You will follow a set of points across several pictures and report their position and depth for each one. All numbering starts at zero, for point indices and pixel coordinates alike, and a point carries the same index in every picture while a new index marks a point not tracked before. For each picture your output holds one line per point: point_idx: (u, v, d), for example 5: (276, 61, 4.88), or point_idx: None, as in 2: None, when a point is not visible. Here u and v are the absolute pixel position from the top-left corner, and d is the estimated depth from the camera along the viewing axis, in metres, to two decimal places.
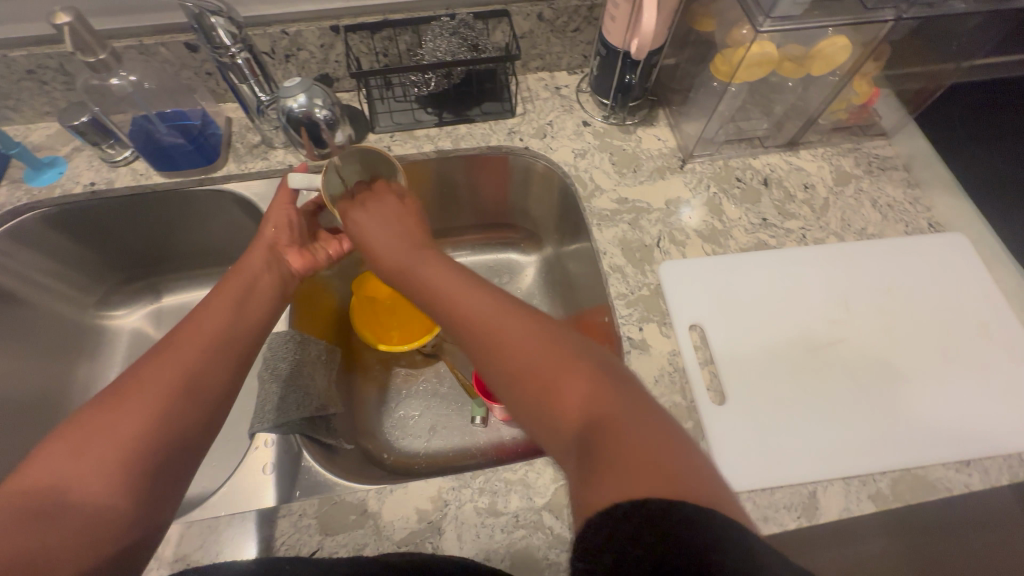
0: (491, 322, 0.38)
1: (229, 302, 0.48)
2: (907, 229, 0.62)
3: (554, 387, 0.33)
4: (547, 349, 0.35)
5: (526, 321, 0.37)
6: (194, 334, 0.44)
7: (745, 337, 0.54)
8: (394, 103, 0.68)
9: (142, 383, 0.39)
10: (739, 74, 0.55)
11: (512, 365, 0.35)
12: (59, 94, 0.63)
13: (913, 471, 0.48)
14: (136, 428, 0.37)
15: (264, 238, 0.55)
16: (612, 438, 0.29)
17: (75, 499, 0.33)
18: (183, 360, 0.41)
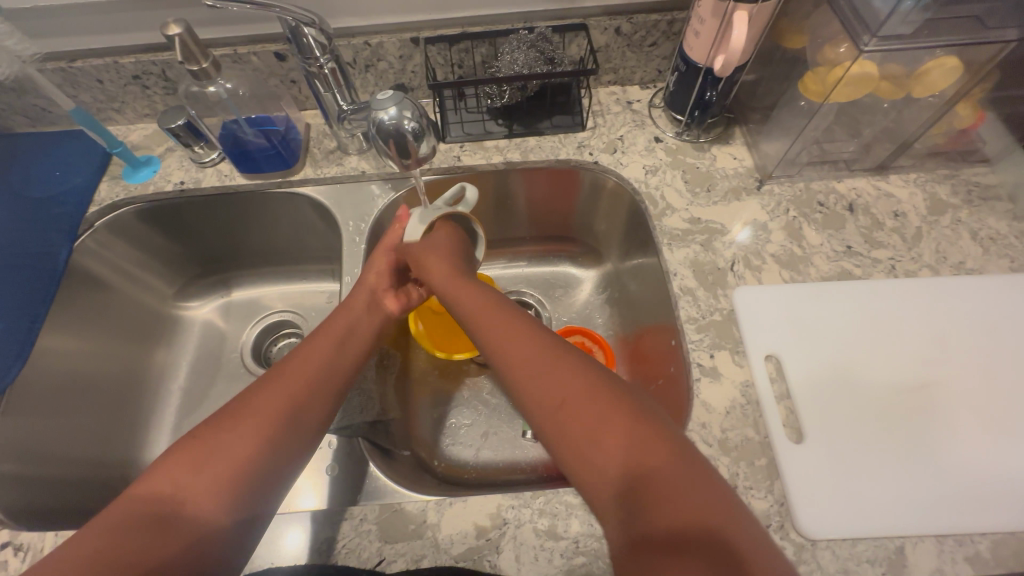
0: (535, 371, 0.41)
1: (331, 338, 0.50)
2: (1013, 265, 0.57)
3: (599, 441, 0.36)
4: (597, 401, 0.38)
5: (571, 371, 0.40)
6: (299, 366, 0.46)
7: (827, 373, 0.51)
8: (466, 113, 0.69)
9: (248, 411, 0.42)
10: (834, 95, 0.53)
11: (562, 415, 0.38)
12: (158, 98, 0.67)
13: (1018, 535, 0.43)
14: (241, 456, 0.40)
15: (366, 284, 0.56)
16: (658, 502, 0.33)
17: (189, 513, 0.37)
18: (289, 395, 0.44)
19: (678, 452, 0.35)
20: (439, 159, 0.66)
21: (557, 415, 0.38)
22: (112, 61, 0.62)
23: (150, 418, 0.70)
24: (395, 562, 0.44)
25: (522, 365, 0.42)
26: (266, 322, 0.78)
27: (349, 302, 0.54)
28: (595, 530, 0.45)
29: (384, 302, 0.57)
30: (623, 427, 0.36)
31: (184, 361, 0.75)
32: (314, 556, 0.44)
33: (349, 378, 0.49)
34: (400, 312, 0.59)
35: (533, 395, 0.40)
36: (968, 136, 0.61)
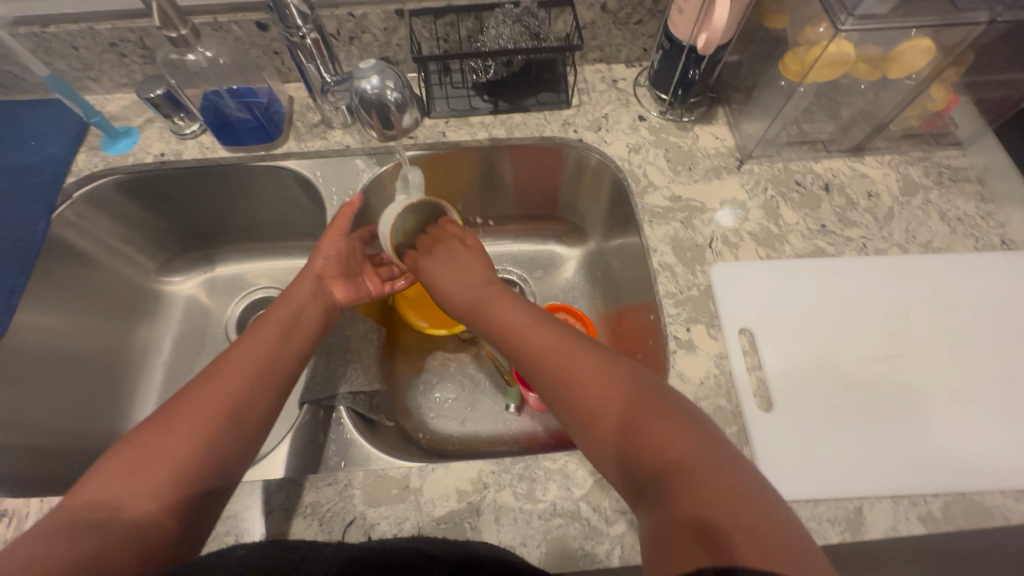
0: (560, 370, 0.41)
1: (277, 330, 0.50)
2: (977, 244, 0.59)
3: (624, 438, 0.36)
4: (622, 396, 0.38)
5: (590, 364, 0.40)
6: (242, 358, 0.46)
7: (798, 347, 0.53)
8: (451, 88, 0.69)
9: (186, 404, 0.41)
10: (813, 73, 0.54)
11: (589, 418, 0.38)
12: (136, 67, 0.66)
13: (968, 496, 0.46)
14: (175, 448, 0.39)
15: (313, 269, 0.57)
16: (689, 498, 0.32)
17: (125, 514, 0.36)
18: (228, 388, 0.43)
19: (704, 445, 0.34)
20: (424, 134, 0.66)
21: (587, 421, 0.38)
22: (87, 27, 0.60)
23: (133, 391, 0.70)
24: (379, 524, 0.45)
25: (547, 365, 0.42)
26: (251, 297, 0.78)
27: (291, 296, 0.54)
28: (572, 493, 0.46)
29: (330, 289, 0.57)
30: (651, 426, 0.36)
31: (167, 336, 0.75)
32: (297, 519, 0.45)
33: (292, 371, 0.48)
34: (352, 302, 0.59)
35: (560, 398, 0.40)
36: (941, 119, 0.63)
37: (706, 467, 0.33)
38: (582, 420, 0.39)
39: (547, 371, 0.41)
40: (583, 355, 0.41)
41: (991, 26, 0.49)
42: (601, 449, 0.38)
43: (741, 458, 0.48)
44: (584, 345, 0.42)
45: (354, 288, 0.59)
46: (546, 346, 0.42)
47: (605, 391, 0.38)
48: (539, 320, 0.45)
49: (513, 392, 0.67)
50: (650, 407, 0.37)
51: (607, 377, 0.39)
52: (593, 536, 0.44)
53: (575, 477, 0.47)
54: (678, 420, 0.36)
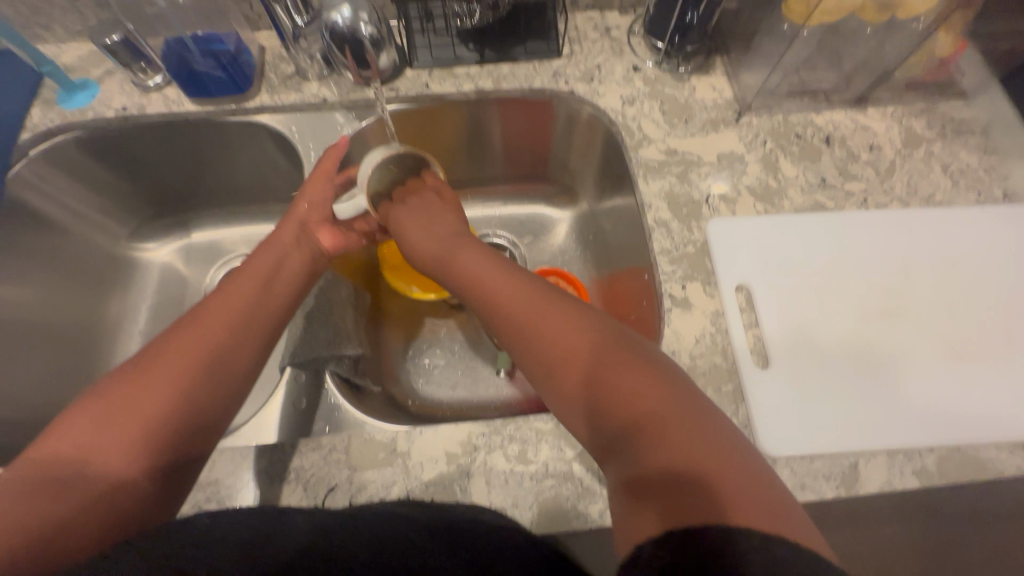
0: (529, 324, 0.38)
1: (258, 278, 0.47)
2: (980, 198, 0.58)
3: (593, 395, 0.33)
4: (595, 352, 0.35)
5: (562, 320, 0.37)
6: (221, 307, 0.43)
7: (796, 304, 0.51)
8: (434, 36, 0.64)
9: (162, 353, 0.38)
10: (817, 14, 0.51)
11: (559, 376, 0.35)
12: (90, 12, 0.61)
13: (963, 450, 0.46)
14: (147, 396, 0.36)
15: (297, 216, 0.54)
16: (659, 448, 0.29)
17: (93, 472, 0.33)
18: (206, 339, 0.40)
19: (682, 403, 0.31)
20: (406, 86, 0.62)
21: (554, 377, 0.35)
22: None
23: (110, 361, 0.67)
24: (365, 488, 0.44)
25: (518, 321, 0.38)
26: (230, 265, 0.75)
27: (272, 248, 0.51)
28: (564, 454, 0.45)
29: (316, 237, 0.55)
30: (625, 384, 0.32)
31: (144, 305, 0.72)
32: (279, 485, 0.44)
33: (274, 322, 0.46)
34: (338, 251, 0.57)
35: (529, 355, 0.37)
36: (947, 68, 0.60)
37: (680, 423, 0.30)
38: (551, 376, 0.36)
39: (516, 327, 0.38)
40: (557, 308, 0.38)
41: None
42: (568, 406, 0.34)
43: (737, 416, 0.47)
44: (548, 293, 0.39)
45: (340, 237, 0.56)
46: (518, 302, 0.39)
47: (570, 340, 0.35)
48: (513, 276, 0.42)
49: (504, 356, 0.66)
50: (625, 362, 0.33)
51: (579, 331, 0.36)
52: (585, 496, 0.43)
53: (568, 437, 0.46)
54: (656, 378, 0.33)
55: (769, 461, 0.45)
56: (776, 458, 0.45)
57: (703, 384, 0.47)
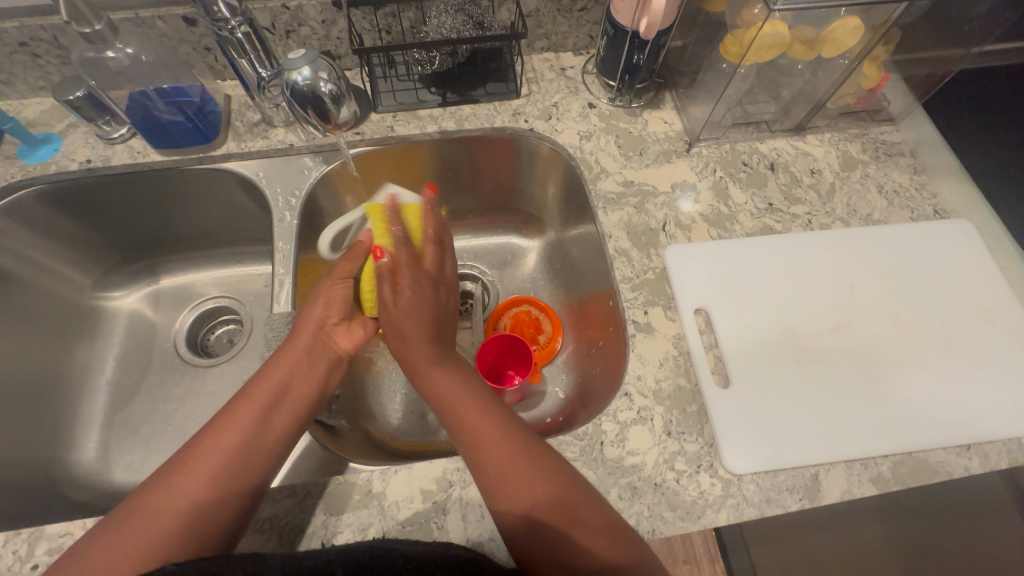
0: (478, 436, 0.44)
1: (269, 395, 0.48)
2: (913, 215, 0.62)
3: (543, 524, 0.39)
4: (546, 484, 0.41)
5: (504, 438, 0.43)
6: (230, 421, 0.45)
7: (750, 323, 0.54)
8: (397, 82, 0.67)
9: (175, 477, 0.41)
10: (751, 55, 0.54)
11: (507, 490, 0.41)
12: (53, 68, 0.62)
13: (915, 455, 0.48)
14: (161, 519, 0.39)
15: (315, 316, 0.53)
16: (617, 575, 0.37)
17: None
18: (209, 469, 0.42)
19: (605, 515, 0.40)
20: (371, 129, 0.64)
21: (504, 484, 0.41)
22: None
23: (76, 416, 0.66)
24: (341, 532, 0.44)
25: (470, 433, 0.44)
26: (201, 308, 0.75)
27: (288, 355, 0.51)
28: None
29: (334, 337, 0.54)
30: (578, 517, 0.39)
31: (112, 355, 0.70)
32: (252, 536, 0.43)
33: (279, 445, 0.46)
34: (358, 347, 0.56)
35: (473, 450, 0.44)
36: (875, 96, 0.65)
37: (618, 541, 0.39)
38: (499, 484, 0.41)
39: (475, 434, 0.44)
40: (509, 430, 0.44)
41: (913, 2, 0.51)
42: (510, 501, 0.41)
43: (702, 435, 0.48)
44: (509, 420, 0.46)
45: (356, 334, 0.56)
46: (483, 425, 0.45)
47: (522, 459, 0.42)
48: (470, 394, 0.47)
49: None
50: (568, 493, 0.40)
51: (530, 462, 0.42)
52: None
53: None
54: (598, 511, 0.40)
55: (735, 478, 0.46)
56: (741, 475, 0.47)
57: (669, 407, 0.49)
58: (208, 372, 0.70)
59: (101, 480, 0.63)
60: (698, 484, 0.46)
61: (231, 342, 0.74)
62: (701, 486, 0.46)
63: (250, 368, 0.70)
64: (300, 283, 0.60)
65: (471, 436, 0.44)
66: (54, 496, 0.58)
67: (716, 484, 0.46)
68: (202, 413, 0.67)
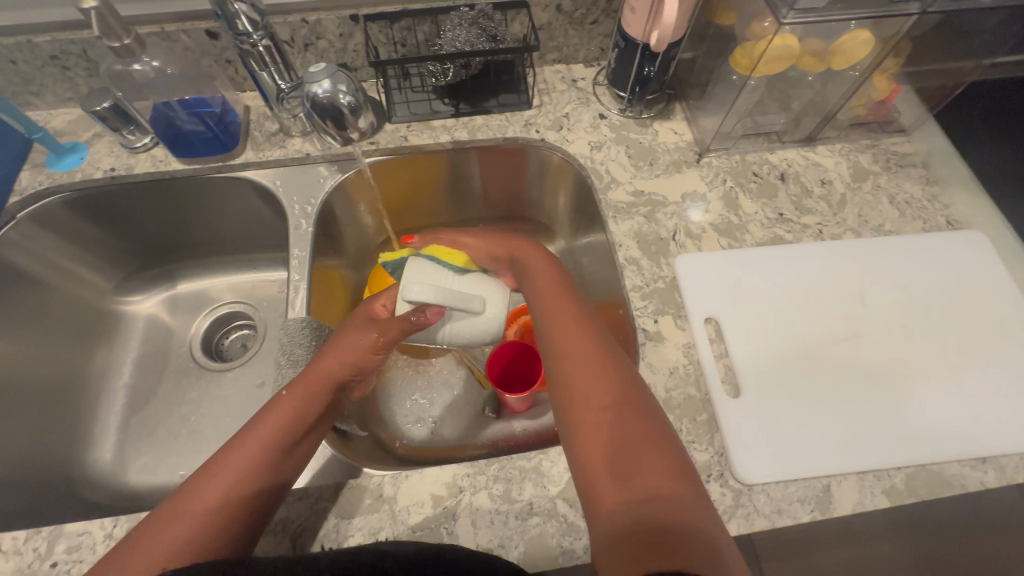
0: (578, 364, 0.42)
1: (306, 399, 0.48)
2: (925, 226, 0.62)
3: (610, 453, 0.37)
4: (626, 424, 0.38)
5: (601, 371, 0.41)
6: (255, 432, 0.45)
7: (761, 332, 0.54)
8: (411, 93, 0.69)
9: (218, 472, 0.42)
10: (760, 67, 0.55)
11: (586, 416, 0.39)
12: (81, 80, 0.64)
13: (929, 467, 0.48)
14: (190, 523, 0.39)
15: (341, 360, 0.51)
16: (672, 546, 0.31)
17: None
18: (246, 466, 0.43)
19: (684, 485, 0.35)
20: (386, 139, 0.66)
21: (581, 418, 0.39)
22: (25, 40, 0.58)
23: (94, 418, 0.67)
24: (353, 536, 0.44)
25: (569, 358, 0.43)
26: (216, 313, 0.76)
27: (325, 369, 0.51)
28: (547, 491, 0.46)
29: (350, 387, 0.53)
30: (646, 462, 0.35)
31: (129, 358, 0.72)
32: (265, 538, 0.44)
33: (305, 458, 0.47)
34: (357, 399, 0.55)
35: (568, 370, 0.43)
36: (886, 107, 0.65)
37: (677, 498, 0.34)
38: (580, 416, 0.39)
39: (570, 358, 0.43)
40: (610, 369, 0.41)
41: (923, 15, 0.51)
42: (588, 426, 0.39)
43: (713, 445, 0.48)
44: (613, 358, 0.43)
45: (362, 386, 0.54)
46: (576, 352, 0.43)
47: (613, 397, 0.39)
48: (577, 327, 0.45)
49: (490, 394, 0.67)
50: (642, 441, 0.37)
51: (620, 403, 0.39)
52: (569, 533, 0.44)
53: (550, 474, 0.47)
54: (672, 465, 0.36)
55: (745, 488, 0.46)
56: (752, 485, 0.46)
57: (679, 415, 0.49)
58: (222, 377, 0.71)
59: (116, 481, 0.64)
60: (708, 493, 0.46)
61: (244, 347, 0.75)
62: (711, 496, 0.46)
63: (263, 372, 0.71)
64: (313, 289, 0.62)
65: (560, 362, 0.43)
66: (71, 496, 0.59)
67: (726, 494, 0.46)
68: (216, 417, 0.68)
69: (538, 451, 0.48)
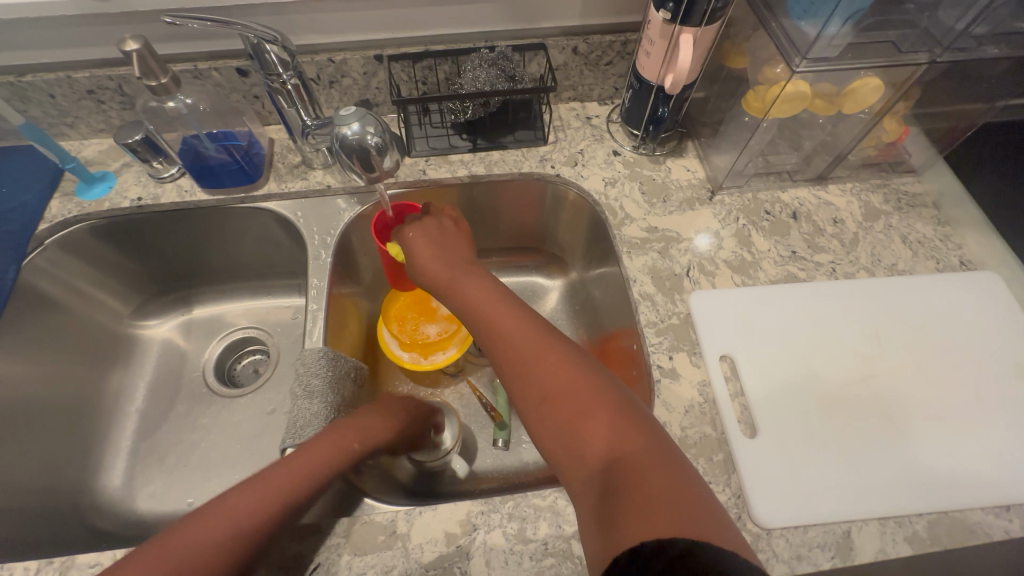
0: (502, 338, 0.45)
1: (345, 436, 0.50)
2: (938, 266, 0.62)
3: (568, 417, 0.39)
4: (584, 397, 0.39)
5: (522, 329, 0.45)
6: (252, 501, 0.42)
7: (777, 371, 0.54)
8: (430, 128, 0.71)
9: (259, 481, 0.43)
10: (773, 112, 0.56)
11: (538, 404, 0.40)
12: (114, 113, 0.66)
13: (950, 514, 0.47)
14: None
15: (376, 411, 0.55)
16: (644, 489, 0.33)
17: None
18: (286, 479, 0.44)
19: (642, 429, 0.37)
20: (405, 173, 0.68)
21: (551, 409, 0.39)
22: (65, 76, 0.61)
23: (106, 443, 0.67)
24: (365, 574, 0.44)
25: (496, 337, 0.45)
26: (230, 338, 0.77)
27: (362, 417, 0.53)
28: (562, 530, 0.46)
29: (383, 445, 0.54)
30: (601, 413, 0.38)
31: (143, 383, 0.72)
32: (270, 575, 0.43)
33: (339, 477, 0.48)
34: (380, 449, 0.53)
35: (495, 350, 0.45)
36: (896, 148, 0.67)
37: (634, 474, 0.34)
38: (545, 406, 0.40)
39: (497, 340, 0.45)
40: (534, 335, 0.44)
41: (932, 65, 0.53)
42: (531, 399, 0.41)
43: (729, 486, 0.48)
44: (532, 326, 0.45)
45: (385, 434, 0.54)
46: (511, 328, 0.45)
47: (563, 373, 0.41)
48: (505, 307, 0.47)
49: (501, 426, 0.67)
50: (585, 385, 0.40)
51: (589, 384, 0.40)
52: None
53: (565, 514, 0.46)
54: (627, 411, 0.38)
55: (763, 533, 0.46)
56: (770, 529, 0.46)
57: (694, 455, 0.49)
58: (235, 403, 0.71)
59: (125, 509, 0.63)
60: None
61: (257, 373, 0.75)
62: None
63: (275, 400, 0.71)
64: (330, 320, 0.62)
65: (493, 340, 0.46)
66: (79, 523, 0.59)
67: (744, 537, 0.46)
68: (227, 444, 0.68)
69: (552, 489, 0.48)
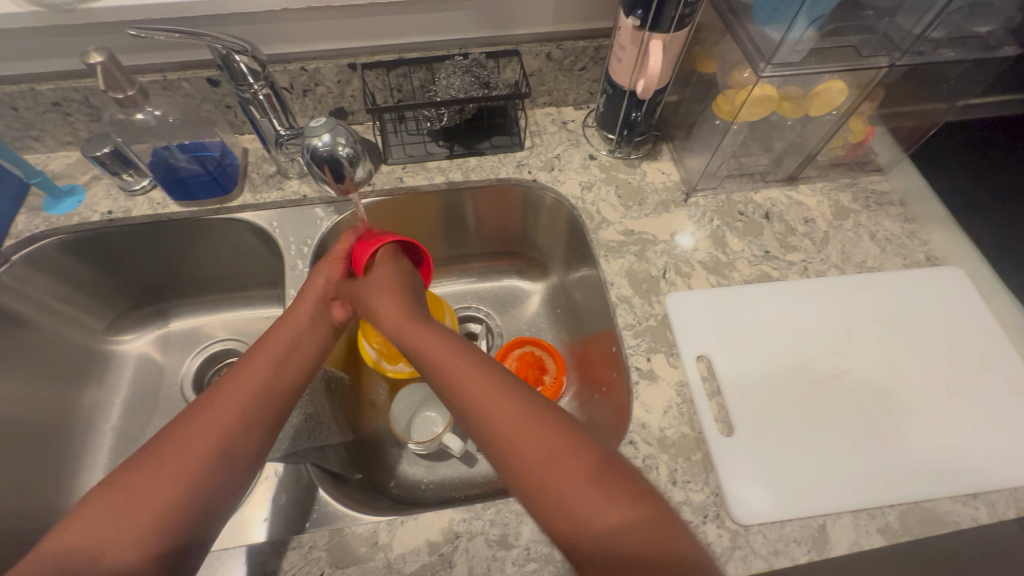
0: (477, 402, 0.41)
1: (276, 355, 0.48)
2: (906, 262, 0.64)
3: (557, 483, 0.36)
4: (582, 459, 0.37)
5: (503, 392, 0.41)
6: (201, 430, 0.40)
7: (753, 369, 0.55)
8: (407, 136, 0.71)
9: (187, 428, 0.40)
10: (742, 115, 0.57)
11: (525, 473, 0.37)
12: (82, 125, 0.65)
13: (921, 504, 0.48)
14: (146, 541, 0.35)
15: (316, 288, 0.55)
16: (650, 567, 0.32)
17: (111, 565, 0.34)
18: (222, 417, 0.41)
19: (638, 496, 0.36)
20: (382, 181, 0.67)
21: (535, 473, 0.37)
22: (28, 88, 0.60)
23: (80, 462, 0.65)
24: None
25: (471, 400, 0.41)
26: (208, 351, 0.76)
27: (292, 321, 0.52)
28: (544, 535, 0.46)
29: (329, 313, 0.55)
30: (591, 479, 0.36)
31: (119, 399, 0.71)
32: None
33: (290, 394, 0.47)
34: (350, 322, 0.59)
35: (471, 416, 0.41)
36: (863, 148, 0.69)
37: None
38: (529, 465, 0.37)
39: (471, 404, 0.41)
40: (518, 396, 0.41)
41: (893, 68, 0.54)
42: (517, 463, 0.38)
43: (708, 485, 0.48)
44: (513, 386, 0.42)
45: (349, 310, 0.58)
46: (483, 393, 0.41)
47: (553, 436, 0.38)
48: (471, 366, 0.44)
49: None
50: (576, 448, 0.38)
51: (570, 443, 0.38)
52: None
53: None
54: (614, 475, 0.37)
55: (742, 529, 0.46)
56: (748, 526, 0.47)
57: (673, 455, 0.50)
58: None
59: None
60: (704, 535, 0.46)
61: None
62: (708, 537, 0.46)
63: None
64: None
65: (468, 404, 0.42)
66: None
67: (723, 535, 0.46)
68: None
69: None
